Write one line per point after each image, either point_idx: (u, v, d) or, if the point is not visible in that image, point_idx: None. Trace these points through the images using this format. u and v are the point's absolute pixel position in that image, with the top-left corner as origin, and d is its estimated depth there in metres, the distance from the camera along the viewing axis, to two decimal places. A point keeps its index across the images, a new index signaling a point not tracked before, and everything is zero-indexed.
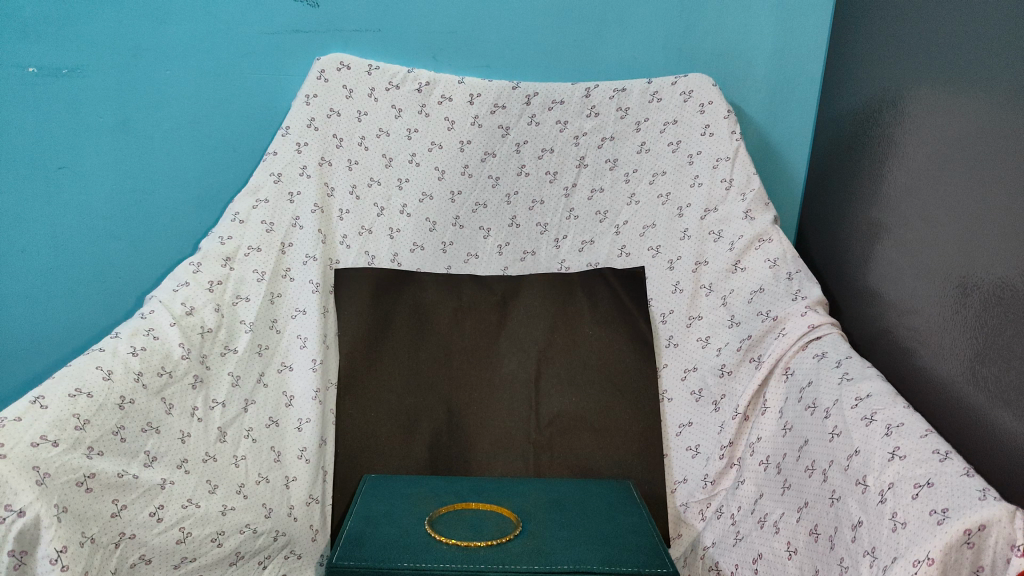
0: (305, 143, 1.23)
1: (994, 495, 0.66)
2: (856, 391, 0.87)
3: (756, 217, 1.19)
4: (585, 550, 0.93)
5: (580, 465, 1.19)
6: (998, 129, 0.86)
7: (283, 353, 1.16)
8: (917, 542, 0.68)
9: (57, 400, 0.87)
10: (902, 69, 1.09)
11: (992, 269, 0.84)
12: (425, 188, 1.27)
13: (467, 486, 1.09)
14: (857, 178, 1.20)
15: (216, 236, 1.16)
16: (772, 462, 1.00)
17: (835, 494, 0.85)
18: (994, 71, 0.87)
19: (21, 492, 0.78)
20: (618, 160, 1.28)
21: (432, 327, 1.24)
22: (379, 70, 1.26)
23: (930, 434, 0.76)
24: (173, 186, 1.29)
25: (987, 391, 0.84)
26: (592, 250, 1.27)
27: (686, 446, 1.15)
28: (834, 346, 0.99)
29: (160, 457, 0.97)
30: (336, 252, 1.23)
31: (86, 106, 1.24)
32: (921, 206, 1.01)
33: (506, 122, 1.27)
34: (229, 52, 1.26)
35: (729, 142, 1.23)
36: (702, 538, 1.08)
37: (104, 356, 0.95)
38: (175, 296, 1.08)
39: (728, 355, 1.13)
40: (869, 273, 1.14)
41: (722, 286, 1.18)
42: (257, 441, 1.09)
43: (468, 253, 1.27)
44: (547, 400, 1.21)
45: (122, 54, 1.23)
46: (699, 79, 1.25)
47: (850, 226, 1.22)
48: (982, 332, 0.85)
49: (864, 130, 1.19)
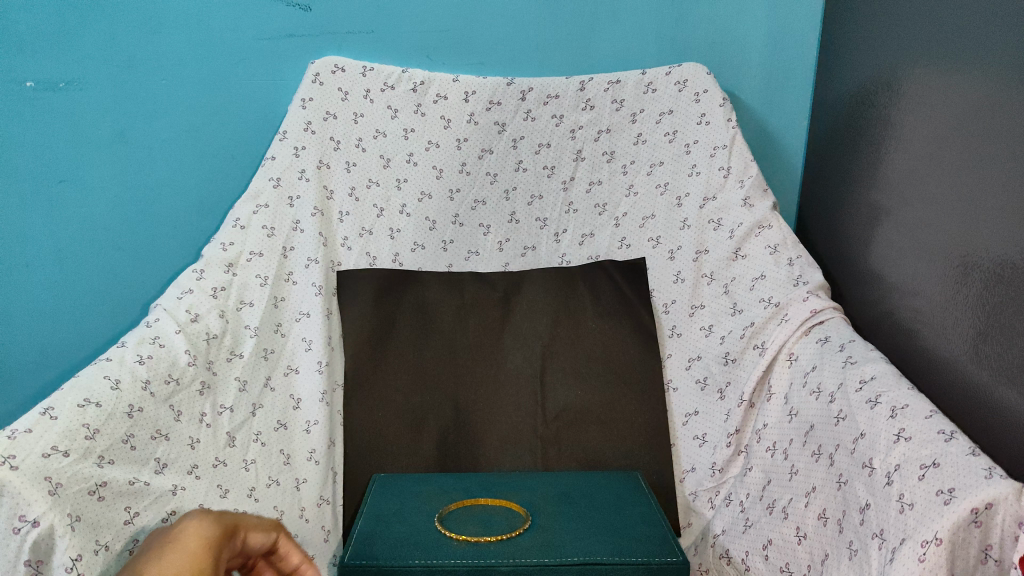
0: (303, 147, 1.23)
1: (999, 474, 0.66)
2: (860, 374, 0.87)
3: (754, 205, 1.18)
4: (594, 541, 0.93)
5: (587, 457, 1.19)
6: (995, 107, 0.85)
7: (288, 357, 1.17)
8: (924, 523, 0.68)
9: (66, 411, 0.88)
10: (896, 50, 1.08)
11: (991, 247, 0.84)
12: (423, 188, 1.28)
13: (476, 482, 1.10)
14: (855, 161, 1.20)
15: (218, 243, 1.16)
16: (778, 449, 1.00)
17: (843, 477, 0.85)
18: (989, 49, 0.87)
19: (34, 503, 0.78)
20: (614, 152, 1.28)
21: (435, 326, 1.25)
22: (373, 71, 1.26)
23: (934, 415, 0.76)
24: (174, 194, 1.30)
25: (990, 369, 0.84)
26: (592, 244, 1.27)
27: (692, 436, 1.16)
28: (837, 330, 0.99)
29: (170, 463, 0.98)
30: (337, 255, 1.24)
31: (85, 119, 1.24)
32: (919, 187, 1.01)
33: (501, 119, 1.27)
34: (225, 60, 1.27)
35: (725, 130, 1.22)
36: (712, 526, 1.08)
37: (112, 366, 0.96)
38: (180, 304, 1.08)
39: (731, 343, 1.12)
40: (870, 255, 1.14)
41: (723, 275, 1.18)
42: (266, 444, 1.10)
43: (468, 251, 1.28)
44: (552, 393, 1.22)
45: (118, 67, 1.24)
46: (692, 68, 1.24)
47: (849, 210, 1.21)
48: (983, 311, 0.85)
49: (860, 113, 1.18)
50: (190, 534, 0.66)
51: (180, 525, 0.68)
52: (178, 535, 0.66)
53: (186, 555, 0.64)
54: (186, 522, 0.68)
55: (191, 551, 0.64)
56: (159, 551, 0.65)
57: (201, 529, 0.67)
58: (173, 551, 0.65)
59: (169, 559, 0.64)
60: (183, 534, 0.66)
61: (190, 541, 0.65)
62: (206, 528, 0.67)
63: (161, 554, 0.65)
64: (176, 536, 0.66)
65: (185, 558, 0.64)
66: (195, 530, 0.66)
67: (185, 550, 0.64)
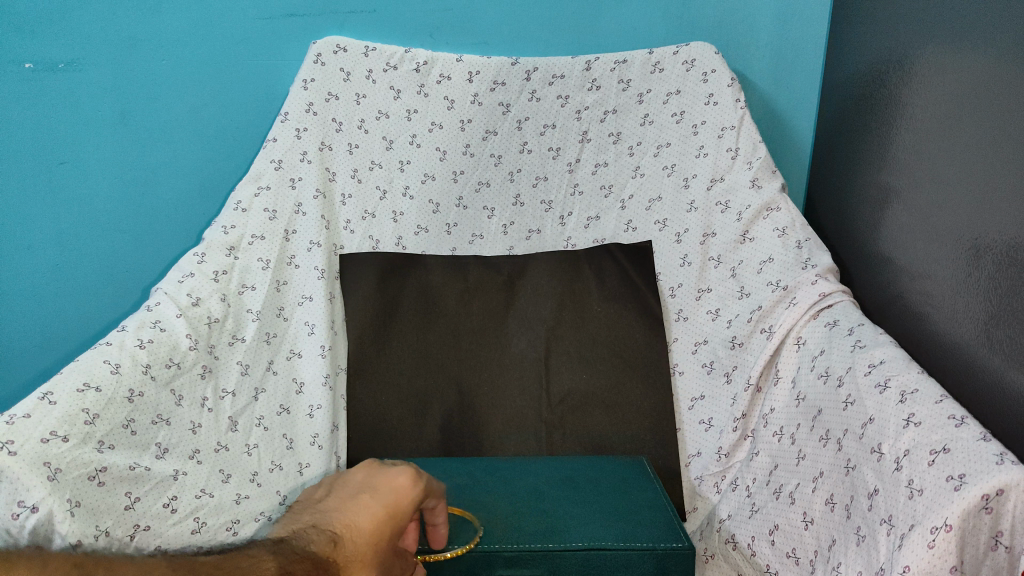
0: (304, 128, 1.21)
1: (1011, 460, 0.65)
2: (869, 358, 0.86)
3: (762, 185, 1.16)
4: (598, 527, 0.92)
5: (593, 441, 1.18)
6: (1006, 86, 0.83)
7: (291, 341, 1.16)
8: (933, 509, 0.67)
9: (65, 395, 0.87)
10: (907, 27, 1.06)
11: (1003, 228, 0.83)
12: (426, 170, 1.26)
13: (480, 467, 1.09)
14: (865, 143, 1.18)
15: (219, 225, 1.14)
16: (785, 433, 0.98)
17: (851, 463, 0.83)
18: (1006, 21, 0.84)
19: (33, 489, 0.79)
20: (621, 133, 1.26)
21: (440, 310, 1.23)
22: (376, 51, 1.24)
23: (945, 400, 0.75)
24: (174, 177, 1.28)
25: (1001, 353, 0.82)
26: (597, 226, 1.26)
27: (699, 420, 1.14)
28: (845, 314, 0.97)
29: (171, 449, 0.97)
30: (339, 237, 1.23)
31: (85, 100, 1.22)
32: (929, 168, 0.99)
33: (506, 99, 1.26)
34: (226, 40, 1.24)
35: (733, 111, 1.19)
36: (718, 512, 1.06)
37: (111, 350, 0.95)
38: (181, 288, 1.07)
39: (738, 327, 1.10)
40: (880, 239, 1.12)
41: (729, 258, 1.16)
42: (269, 428, 1.09)
43: (472, 234, 1.26)
44: (557, 377, 1.21)
45: (118, 46, 1.21)
46: (701, 48, 1.22)
47: (859, 193, 1.19)
48: (994, 293, 0.84)
49: (872, 93, 1.16)
50: (401, 494, 0.79)
51: (397, 470, 0.82)
52: (393, 477, 0.81)
53: (384, 514, 0.77)
54: (401, 474, 0.80)
55: (390, 506, 0.77)
56: (372, 497, 0.79)
57: (412, 491, 0.79)
58: (376, 505, 0.78)
59: (370, 513, 0.77)
60: (395, 477, 0.80)
61: (390, 497, 0.78)
62: (409, 486, 0.79)
63: (372, 501, 0.78)
64: (393, 483, 0.80)
65: (391, 519, 0.77)
66: (405, 489, 0.79)
67: (388, 504, 0.78)
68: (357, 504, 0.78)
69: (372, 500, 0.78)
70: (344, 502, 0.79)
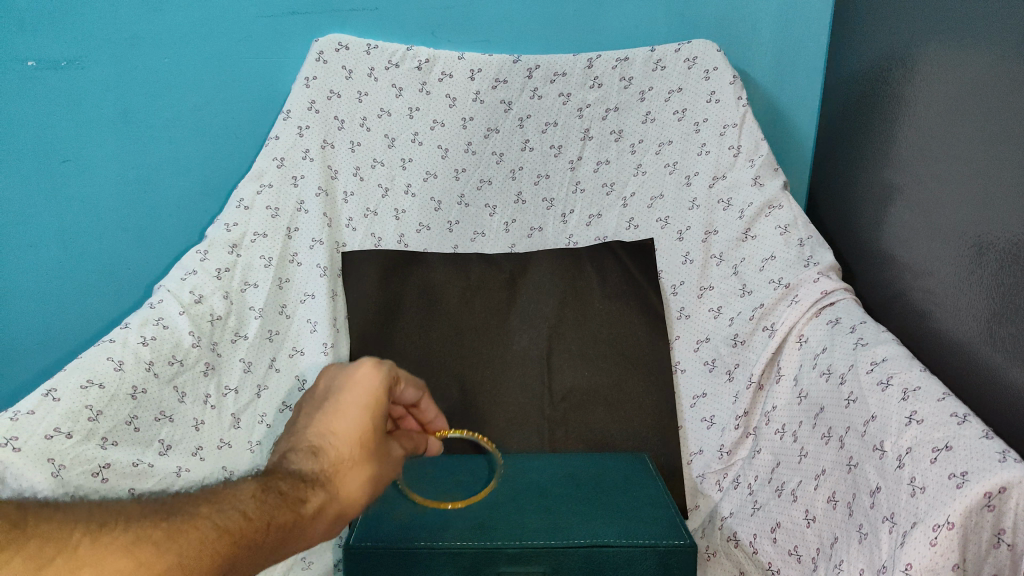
0: (306, 126, 1.21)
1: (1013, 457, 0.65)
2: (871, 356, 0.86)
3: (765, 183, 1.15)
4: (600, 524, 0.92)
5: (595, 439, 1.18)
6: (1010, 82, 0.83)
7: (293, 338, 1.16)
8: (936, 507, 0.67)
9: (69, 391, 0.86)
10: (911, 25, 1.05)
11: (1006, 226, 0.82)
12: (428, 167, 1.27)
13: (482, 464, 1.09)
14: (868, 141, 1.17)
15: (222, 223, 1.14)
16: (787, 431, 0.99)
17: (853, 461, 0.84)
18: (1010, 20, 0.83)
19: (37, 485, 0.81)
20: (622, 131, 1.26)
21: (441, 308, 1.23)
22: (378, 48, 1.25)
23: (947, 398, 0.74)
24: (175, 174, 1.28)
25: (1004, 350, 0.82)
26: (599, 224, 1.26)
27: (700, 418, 1.14)
28: (848, 312, 0.96)
29: (174, 445, 0.98)
30: (342, 235, 1.23)
31: (86, 99, 1.22)
32: (933, 165, 0.99)
33: (507, 97, 1.26)
34: (227, 38, 1.24)
35: (735, 109, 1.19)
36: (720, 509, 1.06)
37: (114, 347, 0.93)
38: (183, 285, 1.06)
39: (740, 324, 1.10)
40: (883, 237, 1.12)
41: (732, 255, 1.15)
42: (271, 427, 1.08)
43: (474, 231, 1.27)
44: (559, 374, 1.21)
45: (120, 44, 1.22)
46: (703, 44, 1.22)
47: (863, 191, 1.19)
48: (998, 292, 0.84)
49: (875, 91, 1.15)
50: (369, 391, 0.71)
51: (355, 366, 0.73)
52: (354, 374, 0.72)
53: (359, 415, 0.70)
54: (361, 370, 0.72)
55: (364, 404, 0.70)
56: (340, 402, 0.70)
57: (378, 382, 0.72)
58: (348, 411, 0.70)
59: (344, 420, 0.69)
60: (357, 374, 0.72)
61: (359, 395, 0.71)
62: (376, 380, 0.72)
63: (341, 407, 0.70)
64: (356, 381, 0.71)
65: (370, 416, 0.70)
66: (371, 383, 0.71)
67: (359, 404, 0.70)
68: (326, 414, 0.70)
69: (342, 405, 0.70)
70: (312, 412, 0.71)
